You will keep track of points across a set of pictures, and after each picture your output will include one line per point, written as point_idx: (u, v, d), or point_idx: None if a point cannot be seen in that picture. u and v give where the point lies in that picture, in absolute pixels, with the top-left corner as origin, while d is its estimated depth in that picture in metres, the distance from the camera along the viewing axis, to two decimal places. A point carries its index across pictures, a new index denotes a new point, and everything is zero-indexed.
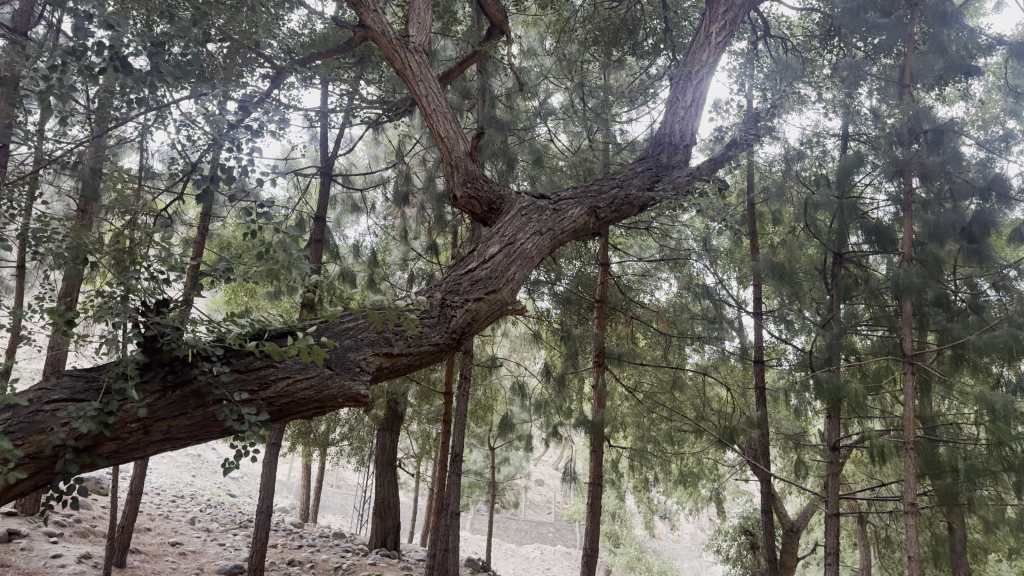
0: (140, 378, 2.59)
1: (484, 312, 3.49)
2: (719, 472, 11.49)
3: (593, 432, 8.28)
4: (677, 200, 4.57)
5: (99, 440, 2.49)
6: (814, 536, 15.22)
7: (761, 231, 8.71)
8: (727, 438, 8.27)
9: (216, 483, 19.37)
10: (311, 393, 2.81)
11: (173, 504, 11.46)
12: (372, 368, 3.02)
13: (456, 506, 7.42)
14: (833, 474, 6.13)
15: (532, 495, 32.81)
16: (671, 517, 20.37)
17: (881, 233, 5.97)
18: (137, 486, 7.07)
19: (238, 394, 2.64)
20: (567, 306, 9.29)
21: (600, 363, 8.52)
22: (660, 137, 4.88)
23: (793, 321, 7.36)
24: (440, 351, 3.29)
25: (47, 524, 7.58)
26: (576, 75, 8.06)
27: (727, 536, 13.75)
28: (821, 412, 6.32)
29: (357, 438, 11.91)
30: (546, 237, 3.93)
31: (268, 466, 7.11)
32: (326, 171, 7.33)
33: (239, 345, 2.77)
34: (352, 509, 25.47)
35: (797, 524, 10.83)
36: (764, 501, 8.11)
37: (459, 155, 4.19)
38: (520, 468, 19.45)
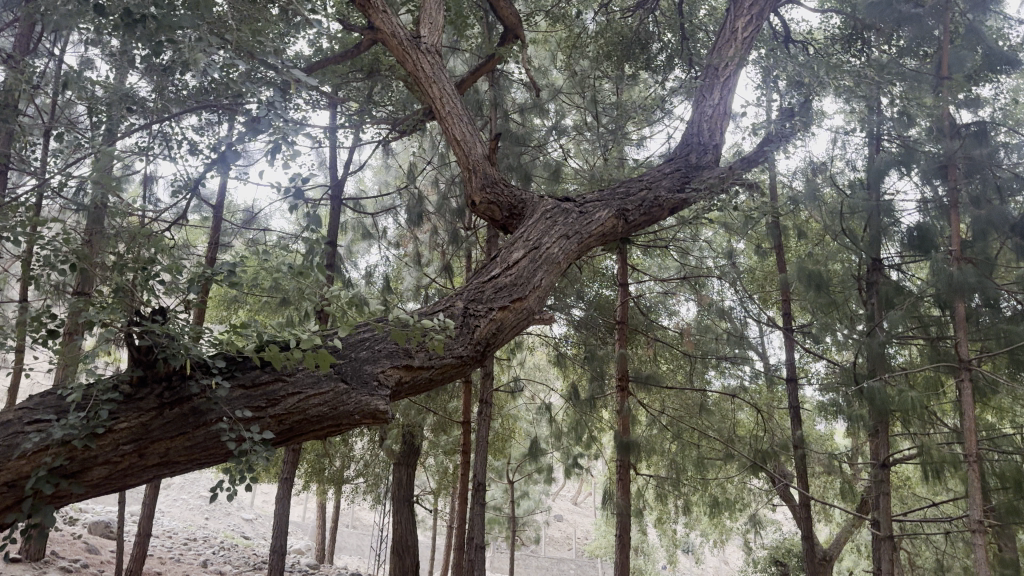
0: (133, 395, 2.31)
1: (509, 321, 3.22)
2: (746, 500, 11.05)
3: (621, 460, 7.87)
4: (711, 201, 4.31)
5: (87, 464, 2.21)
6: (847, 566, 14.69)
7: (785, 245, 8.42)
8: (762, 461, 7.88)
9: (230, 525, 18.99)
10: (325, 410, 2.54)
11: (184, 548, 11.09)
12: (391, 382, 2.75)
13: (482, 539, 7.06)
14: (883, 495, 5.76)
15: (552, 531, 32.13)
16: (695, 551, 19.79)
17: (922, 236, 5.69)
18: (145, 526, 6.75)
19: (241, 411, 2.36)
20: (587, 329, 9.09)
21: (623, 387, 8.10)
22: (688, 137, 4.63)
23: (825, 336, 7.02)
24: (463, 364, 3.02)
25: (53, 570, 7.25)
26: (588, 91, 7.90)
27: (757, 567, 13.24)
28: (865, 429, 5.97)
29: (372, 475, 11.55)
30: (573, 241, 3.67)
31: (282, 501, 6.77)
32: (337, 194, 7.13)
33: (244, 357, 2.50)
34: (368, 549, 24.97)
35: (831, 553, 10.37)
36: (805, 528, 7.69)
37: (477, 158, 3.97)
38: (538, 503, 18.99)
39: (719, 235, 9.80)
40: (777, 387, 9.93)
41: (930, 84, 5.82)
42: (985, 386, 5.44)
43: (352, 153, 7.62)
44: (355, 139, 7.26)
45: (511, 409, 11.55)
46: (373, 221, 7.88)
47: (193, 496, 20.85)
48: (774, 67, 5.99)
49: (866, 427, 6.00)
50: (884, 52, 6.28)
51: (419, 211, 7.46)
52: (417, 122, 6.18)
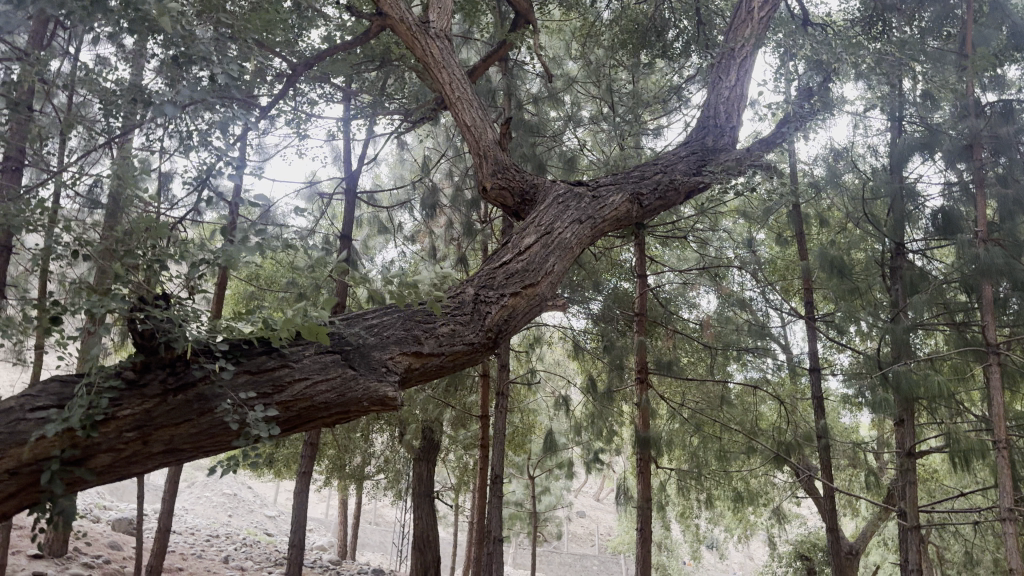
0: (135, 380, 2.27)
1: (522, 308, 3.16)
2: (769, 494, 10.91)
3: (641, 454, 7.77)
4: (728, 184, 4.21)
5: (91, 451, 2.18)
6: (873, 560, 14.49)
7: (806, 234, 8.28)
8: (785, 453, 7.75)
9: (253, 523, 19.15)
10: (333, 396, 2.49)
11: (207, 544, 11.16)
12: (400, 369, 2.70)
13: (501, 532, 7.00)
14: (910, 484, 5.63)
15: (575, 527, 32.07)
16: (719, 547, 19.63)
17: (948, 219, 5.56)
18: (165, 521, 6.77)
19: (247, 396, 2.32)
20: (605, 321, 8.99)
21: (642, 379, 7.98)
22: (704, 120, 4.53)
23: (848, 323, 6.89)
24: (475, 351, 2.96)
25: (75, 566, 7.30)
26: (604, 80, 7.79)
27: (782, 561, 13.09)
28: (891, 417, 5.84)
29: (393, 471, 11.56)
30: (587, 226, 3.60)
31: (300, 494, 6.76)
32: (351, 187, 7.10)
33: (249, 343, 2.46)
34: (392, 546, 25.12)
35: (857, 547, 10.20)
36: (829, 521, 7.56)
37: (487, 144, 3.92)
38: (560, 499, 18.95)
39: (740, 225, 9.67)
40: (800, 379, 9.77)
41: (954, 63, 5.67)
42: (1016, 373, 5.28)
43: (366, 146, 7.58)
44: (369, 132, 7.21)
45: (530, 403, 11.50)
46: (389, 215, 7.84)
47: (217, 493, 21.05)
48: (792, 48, 5.85)
49: (892, 416, 5.87)
50: (906, 33, 6.11)
51: (433, 203, 7.39)
52: (430, 113, 6.11)
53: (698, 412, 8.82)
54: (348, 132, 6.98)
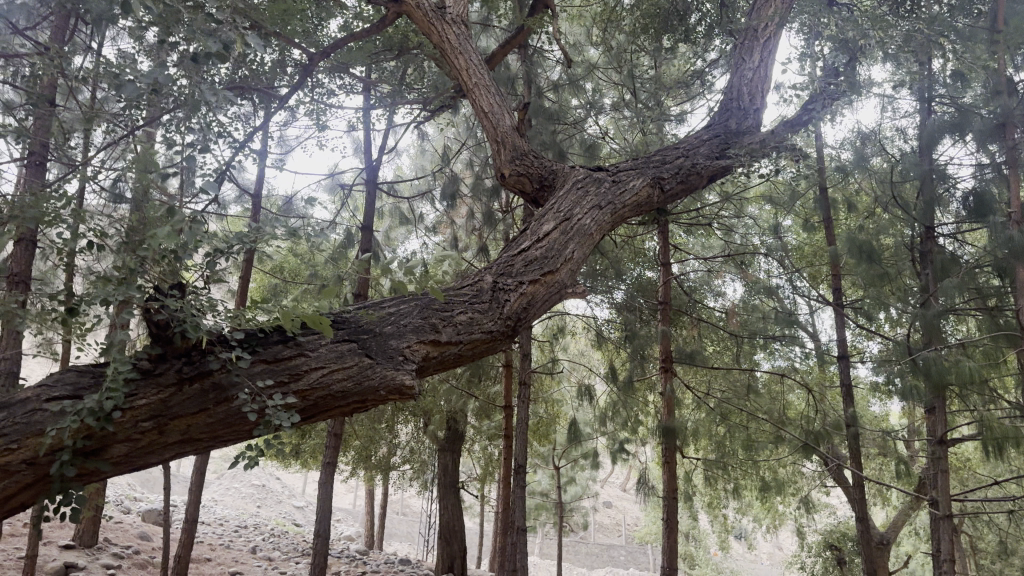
0: (151, 370, 2.26)
1: (541, 296, 3.12)
2: (797, 483, 10.78)
3: (665, 444, 7.68)
4: (752, 166, 4.12)
5: (107, 442, 2.18)
6: (904, 550, 14.31)
7: (834, 220, 8.13)
8: (813, 442, 7.63)
9: (282, 513, 19.36)
10: (349, 385, 2.47)
11: (236, 534, 11.29)
12: (418, 358, 2.67)
13: (524, 522, 6.96)
14: (942, 473, 5.50)
15: (601, 517, 32.05)
16: (747, 537, 19.51)
17: (980, 200, 5.41)
18: (192, 512, 6.83)
19: (262, 385, 2.30)
20: (629, 310, 8.92)
21: (666, 368, 7.90)
22: (727, 103, 4.44)
23: (876, 310, 6.76)
24: (493, 339, 2.92)
25: (105, 555, 7.41)
26: (625, 66, 7.69)
27: (811, 551, 12.96)
28: (922, 404, 5.70)
29: (418, 462, 11.59)
30: (607, 212, 3.54)
31: (324, 484, 6.77)
32: (371, 177, 7.08)
33: (265, 332, 2.45)
34: (419, 536, 25.26)
35: (887, 536, 10.04)
36: (859, 510, 7.43)
37: (505, 130, 3.89)
38: (586, 489, 18.92)
39: (765, 212, 9.53)
40: (828, 367, 9.62)
41: (986, 39, 5.50)
42: None
43: (386, 137, 7.56)
44: (388, 122, 7.19)
45: (555, 393, 11.46)
46: (410, 205, 7.82)
47: (246, 485, 21.31)
48: (816, 28, 5.73)
49: (922, 403, 5.74)
50: (935, 11, 5.95)
51: (453, 193, 7.35)
52: (449, 102, 6.06)
53: (724, 400, 8.72)
54: (368, 122, 6.97)
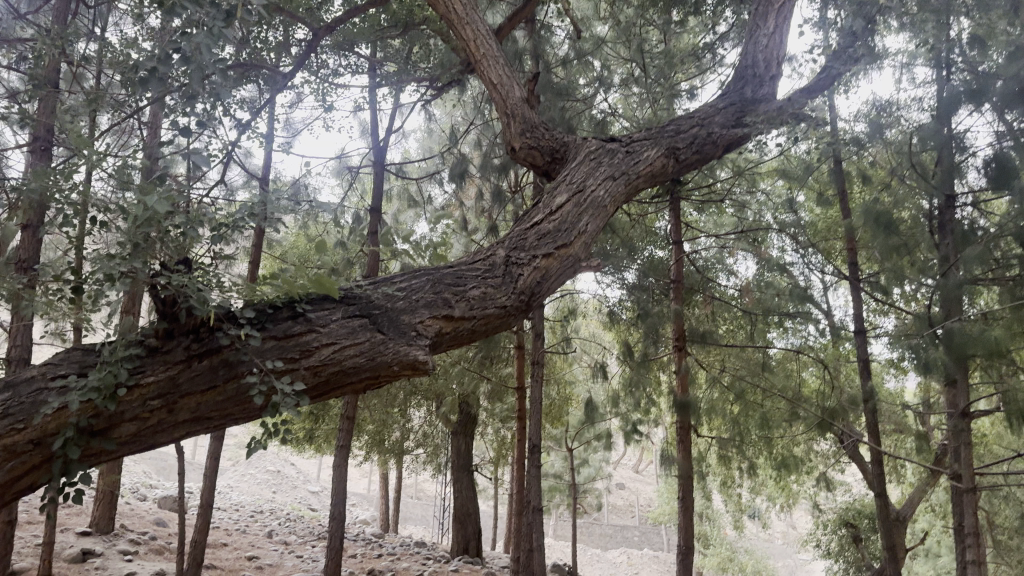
0: (159, 348, 2.21)
1: (555, 269, 3.05)
2: (813, 460, 10.71)
3: (680, 423, 7.61)
4: (770, 134, 4.02)
5: (115, 421, 2.14)
6: (920, 526, 14.30)
7: (849, 193, 8.00)
8: (831, 418, 7.54)
9: (298, 498, 19.47)
10: (362, 361, 2.41)
11: (251, 520, 11.34)
12: (431, 333, 2.61)
13: (540, 501, 6.93)
14: (965, 446, 5.41)
15: (615, 499, 32.15)
16: (762, 516, 19.53)
17: (1002, 165, 5.28)
18: (207, 497, 6.82)
19: (272, 361, 2.25)
20: (641, 289, 8.83)
21: (680, 347, 7.82)
22: (742, 70, 4.33)
23: (894, 283, 6.64)
24: (507, 314, 2.86)
25: (121, 542, 7.43)
26: (635, 41, 7.55)
27: (827, 528, 12.93)
28: (943, 377, 5.60)
29: (432, 445, 11.58)
30: (621, 183, 3.45)
31: (339, 467, 6.75)
32: (379, 157, 7.00)
33: (274, 308, 2.39)
34: (434, 519, 25.40)
35: (905, 512, 9.98)
36: (878, 485, 7.36)
37: (514, 102, 3.81)
38: (600, 470, 18.95)
39: (778, 187, 9.40)
40: (843, 343, 9.52)
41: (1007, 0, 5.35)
42: None
43: (393, 117, 7.47)
44: (395, 102, 7.09)
45: (566, 375, 11.40)
46: (419, 186, 7.75)
47: (261, 471, 21.42)
48: None
49: (943, 376, 5.64)
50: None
51: (462, 173, 7.25)
52: (456, 78, 5.96)
53: (738, 378, 8.64)
54: (374, 102, 6.87)
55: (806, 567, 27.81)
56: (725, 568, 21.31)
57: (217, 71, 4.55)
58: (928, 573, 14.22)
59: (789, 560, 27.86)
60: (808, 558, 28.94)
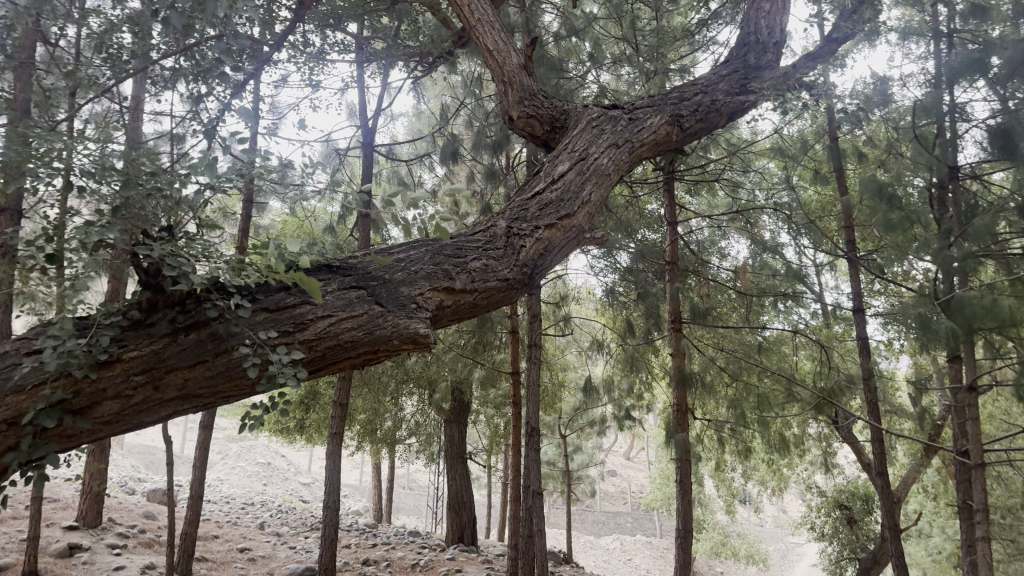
0: (142, 320, 2.07)
1: (558, 241, 2.91)
2: (808, 442, 10.67)
3: (677, 405, 7.51)
4: (775, 100, 3.92)
5: (97, 399, 2.00)
6: (913, 507, 14.35)
7: (844, 171, 7.91)
8: (830, 398, 7.47)
9: (288, 491, 19.36)
10: (360, 335, 2.27)
11: (242, 512, 11.19)
12: (432, 307, 2.46)
13: (540, 486, 6.80)
14: (973, 422, 5.32)
15: (607, 486, 32.22)
16: (754, 500, 19.58)
17: (1009, 135, 5.19)
18: (197, 488, 6.66)
19: (263, 334, 2.10)
20: (635, 272, 8.72)
21: (677, 327, 7.71)
22: (744, 37, 4.21)
23: (893, 260, 6.56)
24: (510, 288, 2.72)
25: (109, 536, 7.26)
26: (627, 18, 7.43)
27: (821, 510, 12.92)
28: (951, 352, 5.51)
29: (425, 433, 11.45)
30: (624, 151, 3.32)
31: (332, 455, 6.60)
32: (368, 138, 6.84)
33: (265, 279, 2.24)
34: (426, 509, 25.33)
35: (901, 492, 9.95)
36: (879, 464, 7.29)
37: (511, 70, 3.70)
38: (592, 458, 18.92)
39: (771, 168, 9.31)
40: (837, 324, 9.46)
41: None
42: None
43: (381, 98, 7.29)
44: (383, 82, 6.93)
45: (559, 361, 11.30)
46: (408, 169, 7.59)
47: (251, 463, 21.25)
48: None
49: (951, 351, 5.54)
50: None
51: (454, 153, 7.10)
52: (448, 53, 5.80)
53: (734, 359, 8.55)
54: (362, 81, 6.69)
55: (797, 549, 28.01)
56: (718, 552, 21.41)
57: (199, 45, 4.35)
58: (921, 553, 14.28)
59: (781, 543, 28.03)
60: (800, 541, 29.14)
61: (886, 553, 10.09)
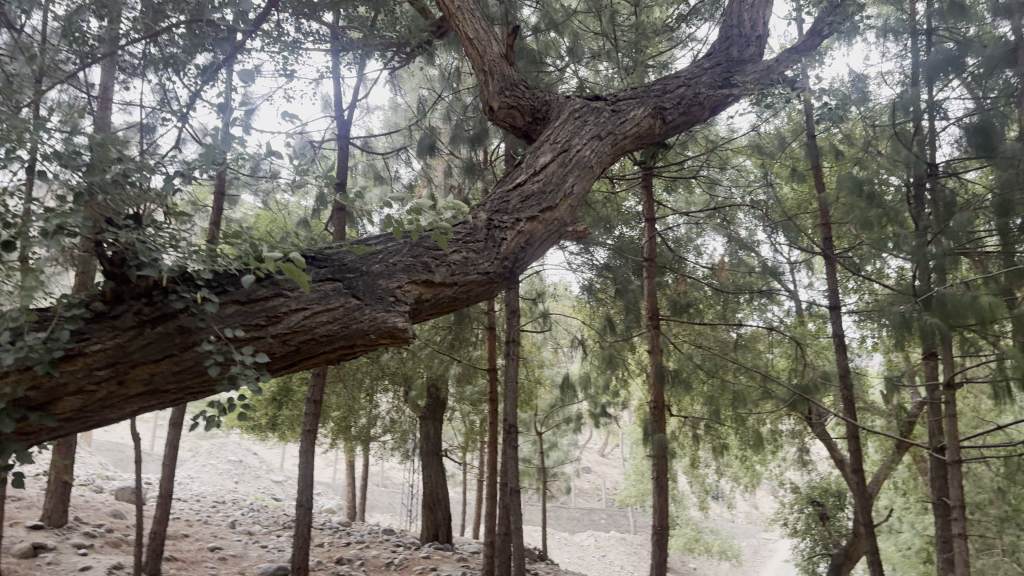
0: (106, 311, 1.97)
1: (540, 234, 2.85)
2: (782, 439, 10.72)
3: (655, 402, 7.49)
4: (758, 95, 3.89)
5: (57, 394, 1.90)
6: (884, 503, 14.52)
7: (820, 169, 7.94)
8: (806, 395, 7.49)
9: (260, 488, 19.13)
10: (335, 329, 2.19)
11: (213, 510, 11.00)
12: (410, 300, 2.39)
13: (517, 483, 6.74)
14: (949, 419, 5.35)
15: (582, 482, 32.29)
16: (728, 496, 19.71)
17: (988, 133, 5.22)
18: (167, 486, 6.50)
19: (234, 326, 2.02)
20: (612, 268, 8.69)
21: (655, 324, 7.68)
22: (727, 30, 4.17)
23: (869, 258, 6.58)
24: (490, 281, 2.65)
25: (75, 535, 7.09)
26: (607, 13, 7.38)
27: (794, 507, 13.01)
28: (927, 348, 5.52)
29: (400, 430, 11.35)
30: (607, 143, 3.27)
31: (306, 452, 6.49)
32: (343, 130, 6.72)
33: (236, 270, 2.15)
34: (399, 507, 25.21)
35: (874, 489, 10.03)
36: (853, 460, 7.33)
37: (492, 59, 3.64)
38: (567, 454, 18.91)
39: (748, 165, 9.33)
40: (811, 321, 9.51)
41: None
42: None
43: (357, 90, 7.17)
44: (359, 73, 6.81)
45: (535, 358, 11.25)
46: (384, 162, 7.49)
47: (222, 460, 20.96)
48: None
49: (927, 348, 5.56)
50: None
51: (431, 147, 7.01)
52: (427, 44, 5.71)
53: (711, 356, 8.55)
54: (338, 72, 6.57)
55: (769, 545, 28.28)
56: (691, 548, 21.53)
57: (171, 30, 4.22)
58: (891, 549, 14.46)
59: (753, 539, 28.28)
60: (771, 537, 29.43)
61: (858, 549, 10.18)
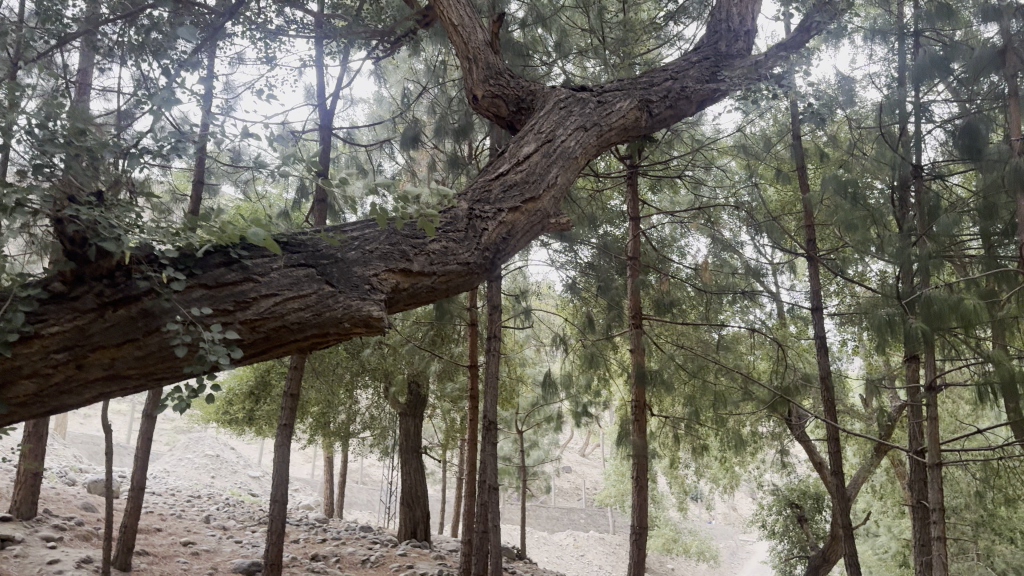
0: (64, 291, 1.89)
1: (522, 224, 2.79)
2: (762, 441, 10.72)
3: (636, 400, 7.44)
4: (746, 89, 3.85)
5: (11, 378, 1.83)
6: (861, 506, 14.58)
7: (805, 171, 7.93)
8: (786, 397, 7.47)
9: (237, 484, 18.93)
10: (307, 315, 2.12)
11: (187, 505, 10.84)
12: (387, 289, 2.31)
13: (496, 481, 6.67)
14: (930, 421, 5.34)
15: (562, 482, 32.27)
16: (707, 498, 19.74)
17: (974, 135, 5.21)
18: (139, 479, 6.37)
19: (199, 310, 1.94)
20: (596, 267, 8.64)
21: (637, 323, 7.63)
22: (715, 24, 4.13)
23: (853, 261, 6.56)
24: (470, 272, 2.58)
25: (44, 528, 6.94)
26: (595, 8, 7.33)
27: (773, 509, 13.04)
28: (910, 350, 5.50)
29: (379, 426, 11.23)
30: (592, 134, 3.21)
31: (282, 446, 6.38)
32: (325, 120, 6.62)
33: (204, 253, 2.07)
34: (378, 504, 25.06)
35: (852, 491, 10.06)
36: (833, 461, 7.32)
37: (477, 46, 3.58)
38: (547, 454, 18.85)
39: (733, 166, 9.31)
40: (793, 323, 9.51)
41: None
42: None
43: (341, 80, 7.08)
44: (344, 63, 6.72)
45: (517, 356, 11.19)
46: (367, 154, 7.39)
47: (199, 455, 20.74)
48: None
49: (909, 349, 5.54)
50: None
51: (415, 139, 6.92)
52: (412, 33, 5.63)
53: (692, 356, 8.52)
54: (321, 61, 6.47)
55: (746, 546, 28.42)
56: (669, 549, 21.57)
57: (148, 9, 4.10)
58: (868, 552, 14.53)
59: (731, 540, 28.38)
60: (749, 539, 29.56)
61: (836, 552, 10.19)
